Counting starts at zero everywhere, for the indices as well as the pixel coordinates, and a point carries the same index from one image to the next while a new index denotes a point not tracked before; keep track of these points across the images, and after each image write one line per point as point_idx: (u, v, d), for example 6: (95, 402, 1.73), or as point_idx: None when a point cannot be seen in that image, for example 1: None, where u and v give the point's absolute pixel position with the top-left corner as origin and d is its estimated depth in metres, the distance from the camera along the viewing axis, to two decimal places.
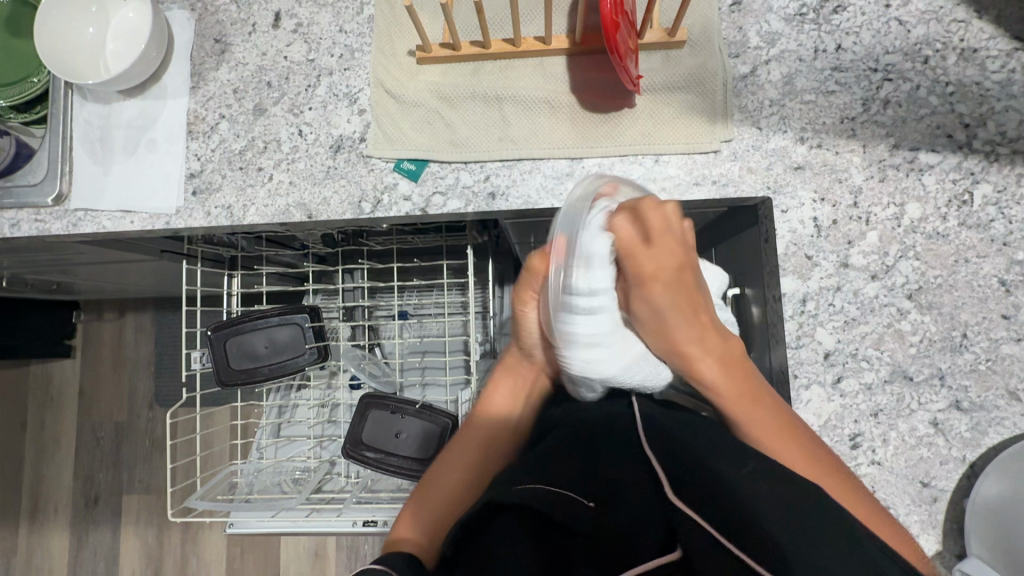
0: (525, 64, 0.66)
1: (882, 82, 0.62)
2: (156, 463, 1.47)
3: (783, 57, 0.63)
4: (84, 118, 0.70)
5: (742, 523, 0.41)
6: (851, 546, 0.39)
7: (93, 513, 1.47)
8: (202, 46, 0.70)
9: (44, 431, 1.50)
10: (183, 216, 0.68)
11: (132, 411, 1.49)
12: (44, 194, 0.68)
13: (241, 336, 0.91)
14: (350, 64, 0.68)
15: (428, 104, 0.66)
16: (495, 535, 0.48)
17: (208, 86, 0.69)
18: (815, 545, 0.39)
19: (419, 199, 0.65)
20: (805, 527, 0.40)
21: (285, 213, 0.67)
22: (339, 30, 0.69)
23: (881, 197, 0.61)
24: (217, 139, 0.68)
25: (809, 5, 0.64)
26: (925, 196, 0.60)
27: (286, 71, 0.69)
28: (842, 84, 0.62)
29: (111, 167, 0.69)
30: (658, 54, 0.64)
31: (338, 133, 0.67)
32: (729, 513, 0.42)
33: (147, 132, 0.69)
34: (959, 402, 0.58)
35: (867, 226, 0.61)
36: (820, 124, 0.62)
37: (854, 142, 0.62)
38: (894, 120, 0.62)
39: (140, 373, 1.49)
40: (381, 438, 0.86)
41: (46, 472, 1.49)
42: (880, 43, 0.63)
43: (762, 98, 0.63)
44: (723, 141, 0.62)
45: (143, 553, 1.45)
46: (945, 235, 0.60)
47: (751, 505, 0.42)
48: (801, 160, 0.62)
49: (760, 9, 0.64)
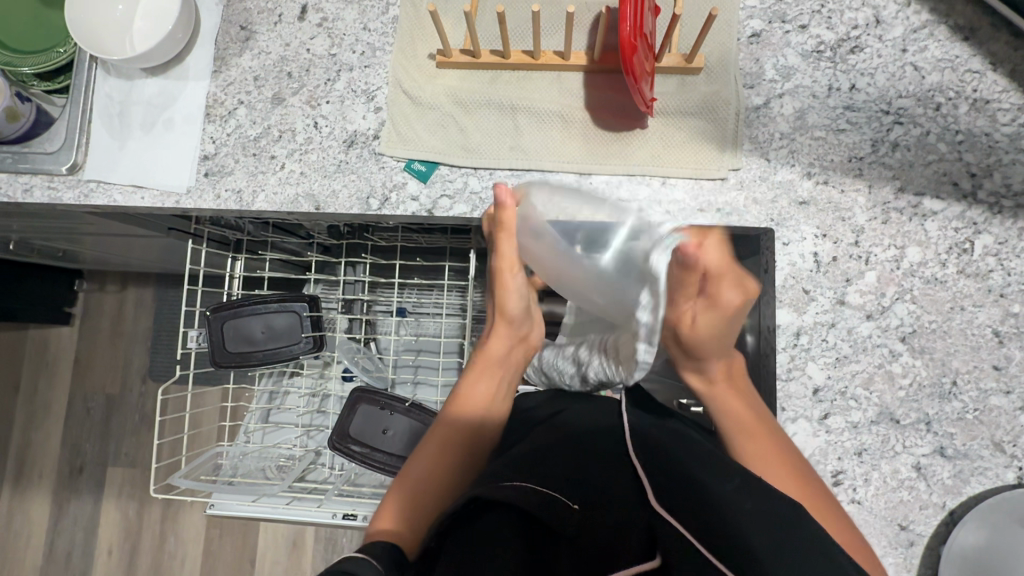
0: (542, 77, 0.66)
1: (892, 125, 0.63)
2: (144, 436, 1.48)
3: (797, 92, 0.64)
4: (105, 92, 0.71)
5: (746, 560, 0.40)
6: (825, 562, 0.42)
7: (77, 482, 1.47)
8: (227, 32, 0.71)
9: (36, 396, 1.51)
10: (193, 197, 0.69)
11: (125, 384, 1.50)
12: (59, 163, 0.69)
13: (240, 319, 0.92)
14: (371, 63, 0.69)
15: (443, 107, 0.67)
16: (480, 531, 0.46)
17: (230, 72, 0.70)
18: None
19: (426, 200, 0.66)
20: (792, 551, 0.41)
21: (294, 203, 0.68)
22: (363, 27, 0.70)
23: (882, 238, 0.61)
24: (233, 124, 0.69)
25: (827, 43, 0.65)
26: (926, 241, 0.61)
27: (307, 64, 0.70)
28: (852, 123, 0.63)
29: (127, 142, 0.70)
30: (674, 78, 0.65)
31: (353, 128, 0.68)
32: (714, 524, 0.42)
33: (165, 111, 0.70)
34: (944, 449, 0.58)
35: (866, 265, 0.61)
36: (828, 161, 0.63)
37: (860, 181, 0.62)
38: (901, 163, 0.62)
39: (136, 347, 1.50)
40: (369, 434, 0.87)
41: (34, 437, 1.50)
42: (894, 86, 0.63)
43: (773, 130, 0.64)
44: (731, 170, 0.63)
45: (122, 526, 1.45)
46: (942, 281, 0.60)
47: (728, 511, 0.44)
48: (807, 195, 0.63)
49: (778, 42, 0.65)
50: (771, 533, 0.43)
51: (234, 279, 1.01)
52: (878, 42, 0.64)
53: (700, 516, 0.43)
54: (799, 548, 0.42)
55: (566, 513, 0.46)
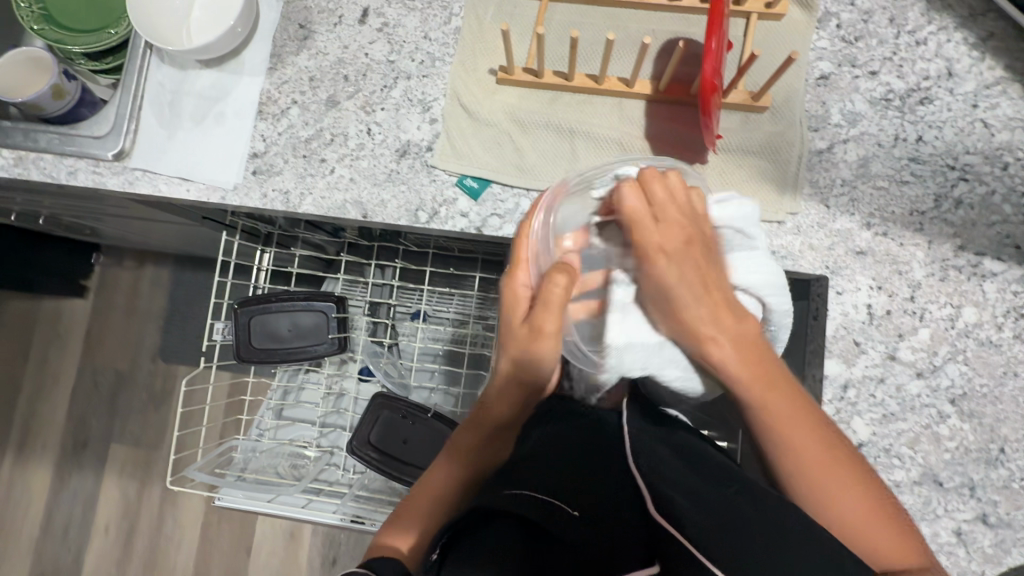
0: (603, 101, 0.65)
1: (957, 181, 0.62)
2: (150, 416, 1.47)
3: (862, 139, 0.63)
4: (158, 80, 0.70)
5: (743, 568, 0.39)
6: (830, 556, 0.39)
7: (80, 457, 1.47)
8: (285, 29, 0.70)
9: (45, 367, 1.50)
10: (239, 194, 0.68)
11: (135, 362, 1.49)
12: (106, 149, 0.68)
13: (267, 315, 0.91)
14: (429, 72, 0.68)
15: (501, 125, 0.66)
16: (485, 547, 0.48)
17: (285, 70, 0.69)
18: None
19: (476, 217, 0.65)
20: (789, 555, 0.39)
21: (341, 209, 0.67)
22: (424, 36, 0.69)
23: (939, 296, 0.60)
24: (285, 124, 0.68)
25: (896, 91, 0.64)
26: (983, 302, 0.60)
27: (364, 68, 0.69)
28: (916, 176, 0.62)
29: (176, 133, 0.69)
30: (737, 114, 0.64)
31: (406, 138, 0.67)
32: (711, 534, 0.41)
33: (217, 105, 0.69)
34: (986, 516, 0.57)
35: (920, 321, 0.60)
36: (889, 213, 0.62)
37: (920, 236, 0.61)
38: (964, 221, 0.61)
39: (149, 326, 1.49)
40: (389, 443, 0.86)
41: (40, 407, 1.49)
42: (962, 141, 0.62)
43: (835, 176, 0.63)
44: (789, 213, 0.62)
45: (121, 504, 1.44)
46: (997, 345, 0.59)
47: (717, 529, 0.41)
48: (864, 245, 0.61)
49: (847, 87, 0.64)
50: (766, 522, 0.41)
51: (262, 272, 1.00)
52: (948, 95, 0.63)
53: (702, 525, 0.41)
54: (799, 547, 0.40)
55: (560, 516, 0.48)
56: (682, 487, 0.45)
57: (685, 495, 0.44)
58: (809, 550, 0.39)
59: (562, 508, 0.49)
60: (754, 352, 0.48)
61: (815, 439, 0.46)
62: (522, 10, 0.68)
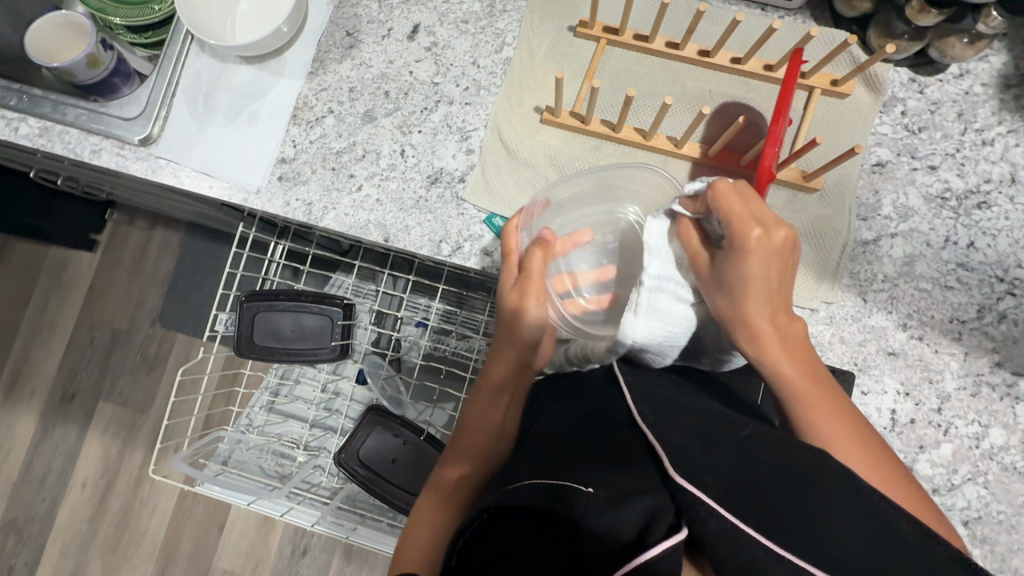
0: (647, 158, 0.63)
1: (1004, 294, 0.59)
2: (140, 380, 1.43)
3: (911, 235, 0.60)
4: (195, 69, 0.68)
5: (775, 527, 0.38)
6: (868, 511, 0.38)
7: (66, 409, 1.43)
8: (331, 35, 0.68)
9: (43, 315, 1.48)
10: (262, 198, 0.66)
11: (133, 323, 1.45)
12: (133, 132, 0.66)
13: (272, 312, 0.89)
14: (472, 100, 0.66)
15: (540, 168, 0.64)
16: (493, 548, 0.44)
17: (326, 76, 0.67)
18: (836, 532, 0.37)
19: (500, 258, 0.63)
20: (821, 507, 0.38)
21: (363, 229, 0.65)
22: (472, 62, 0.66)
23: (968, 411, 0.58)
24: (318, 132, 0.66)
25: (954, 190, 0.61)
26: (1012, 425, 0.57)
27: (407, 86, 0.67)
28: (962, 283, 0.59)
29: (207, 127, 0.67)
30: (784, 191, 0.62)
31: (440, 165, 0.65)
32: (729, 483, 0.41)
33: (252, 103, 0.67)
34: None
35: (944, 436, 0.58)
36: (928, 316, 0.59)
37: (957, 346, 0.59)
38: (1005, 337, 0.58)
39: (152, 289, 1.46)
40: (376, 461, 0.84)
41: (32, 355, 1.46)
42: (1015, 253, 0.59)
43: (877, 270, 0.60)
44: (824, 302, 0.60)
45: (100, 465, 1.40)
46: (1021, 471, 0.57)
47: (748, 482, 0.40)
48: (897, 346, 0.59)
49: (903, 178, 0.61)
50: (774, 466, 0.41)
51: (274, 265, 0.98)
52: (1008, 202, 0.60)
53: (718, 476, 0.41)
54: (831, 497, 0.39)
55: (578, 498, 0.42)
56: (697, 442, 0.45)
57: (700, 450, 0.44)
58: (840, 503, 0.38)
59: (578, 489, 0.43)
60: (802, 351, 0.46)
61: (832, 406, 0.46)
62: (577, 50, 0.66)
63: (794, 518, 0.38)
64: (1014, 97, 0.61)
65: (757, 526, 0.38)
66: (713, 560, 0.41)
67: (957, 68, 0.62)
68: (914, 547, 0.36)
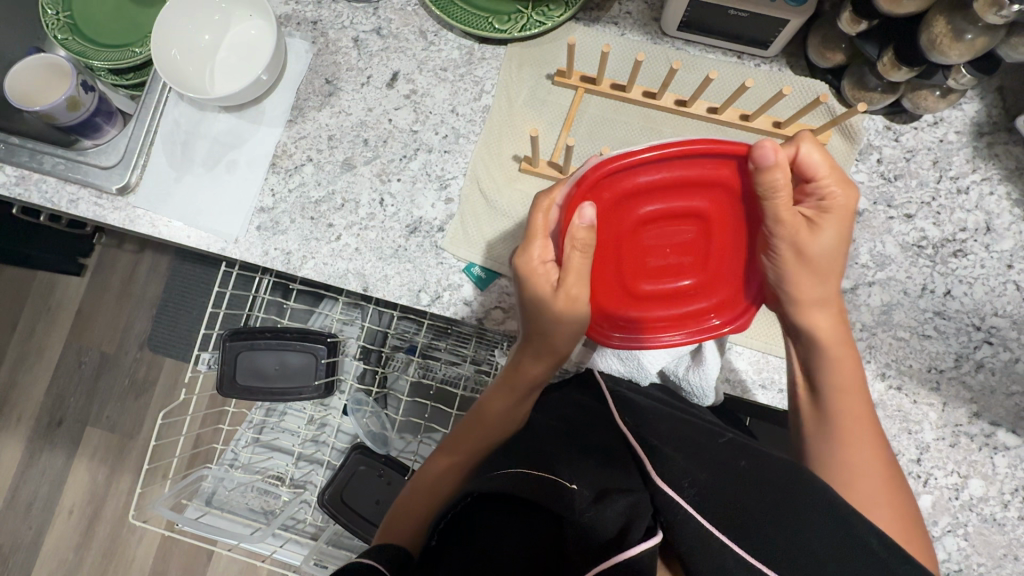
0: None
1: (980, 343, 0.59)
2: (129, 405, 1.26)
3: (888, 284, 0.61)
4: (173, 118, 0.68)
5: (748, 535, 0.40)
6: (842, 524, 0.39)
7: (53, 436, 1.26)
8: (311, 83, 0.68)
9: (30, 339, 1.29)
10: (240, 247, 0.66)
11: (122, 346, 1.27)
12: (110, 181, 0.66)
13: (255, 351, 0.78)
14: (451, 148, 0.66)
15: (518, 218, 0.65)
16: (484, 530, 0.46)
17: (305, 124, 0.67)
18: (807, 541, 0.38)
19: (479, 307, 0.63)
20: (795, 525, 0.39)
21: (342, 278, 0.64)
22: (451, 109, 0.67)
23: (946, 462, 0.58)
24: (297, 181, 0.66)
25: (930, 239, 0.61)
26: (991, 476, 0.57)
27: (386, 134, 0.67)
28: (939, 331, 0.59)
29: (185, 175, 0.67)
30: None
31: (419, 214, 0.65)
32: (706, 491, 0.42)
33: (230, 152, 0.67)
34: None
35: (924, 487, 0.57)
36: (906, 366, 0.59)
37: (935, 396, 0.59)
38: (982, 386, 0.58)
39: (141, 313, 1.28)
40: (360, 502, 0.76)
41: (19, 381, 1.28)
42: (991, 301, 0.59)
43: (855, 319, 0.60)
44: None
45: (87, 500, 1.24)
46: (1000, 523, 0.57)
47: (724, 491, 0.42)
48: (876, 397, 0.59)
49: (880, 227, 0.62)
50: (759, 476, 0.43)
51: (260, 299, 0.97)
52: (984, 250, 0.60)
53: (697, 481, 0.43)
54: (805, 505, 0.40)
55: (559, 491, 0.44)
56: (675, 447, 0.47)
57: (678, 455, 0.46)
58: (812, 514, 0.39)
59: (560, 483, 0.44)
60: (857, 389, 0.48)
61: (862, 456, 0.47)
62: (555, 98, 0.67)
63: (766, 526, 0.40)
64: (987, 145, 0.61)
65: (724, 529, 0.40)
66: (685, 564, 0.41)
67: (931, 116, 0.62)
68: (884, 562, 0.37)
